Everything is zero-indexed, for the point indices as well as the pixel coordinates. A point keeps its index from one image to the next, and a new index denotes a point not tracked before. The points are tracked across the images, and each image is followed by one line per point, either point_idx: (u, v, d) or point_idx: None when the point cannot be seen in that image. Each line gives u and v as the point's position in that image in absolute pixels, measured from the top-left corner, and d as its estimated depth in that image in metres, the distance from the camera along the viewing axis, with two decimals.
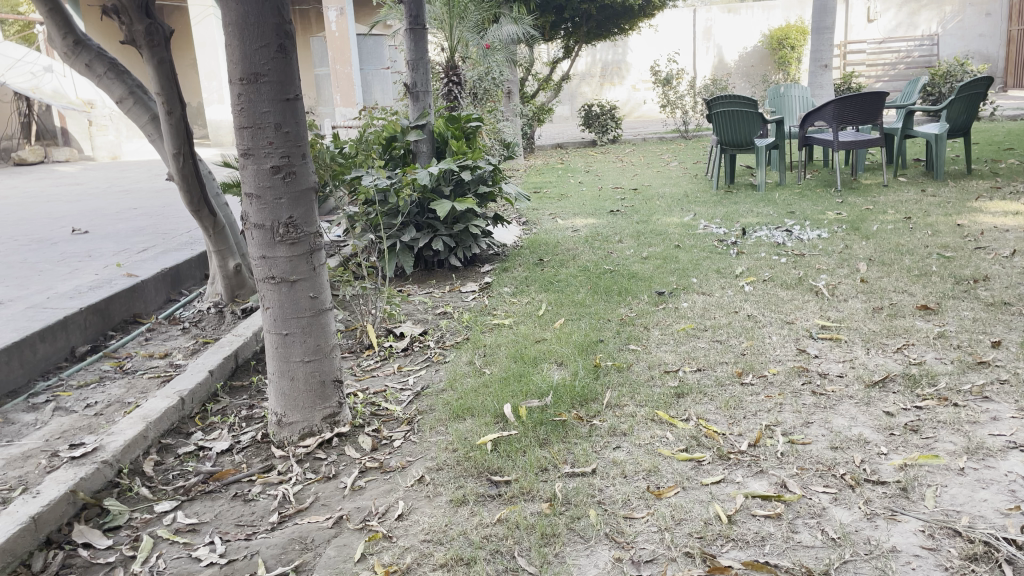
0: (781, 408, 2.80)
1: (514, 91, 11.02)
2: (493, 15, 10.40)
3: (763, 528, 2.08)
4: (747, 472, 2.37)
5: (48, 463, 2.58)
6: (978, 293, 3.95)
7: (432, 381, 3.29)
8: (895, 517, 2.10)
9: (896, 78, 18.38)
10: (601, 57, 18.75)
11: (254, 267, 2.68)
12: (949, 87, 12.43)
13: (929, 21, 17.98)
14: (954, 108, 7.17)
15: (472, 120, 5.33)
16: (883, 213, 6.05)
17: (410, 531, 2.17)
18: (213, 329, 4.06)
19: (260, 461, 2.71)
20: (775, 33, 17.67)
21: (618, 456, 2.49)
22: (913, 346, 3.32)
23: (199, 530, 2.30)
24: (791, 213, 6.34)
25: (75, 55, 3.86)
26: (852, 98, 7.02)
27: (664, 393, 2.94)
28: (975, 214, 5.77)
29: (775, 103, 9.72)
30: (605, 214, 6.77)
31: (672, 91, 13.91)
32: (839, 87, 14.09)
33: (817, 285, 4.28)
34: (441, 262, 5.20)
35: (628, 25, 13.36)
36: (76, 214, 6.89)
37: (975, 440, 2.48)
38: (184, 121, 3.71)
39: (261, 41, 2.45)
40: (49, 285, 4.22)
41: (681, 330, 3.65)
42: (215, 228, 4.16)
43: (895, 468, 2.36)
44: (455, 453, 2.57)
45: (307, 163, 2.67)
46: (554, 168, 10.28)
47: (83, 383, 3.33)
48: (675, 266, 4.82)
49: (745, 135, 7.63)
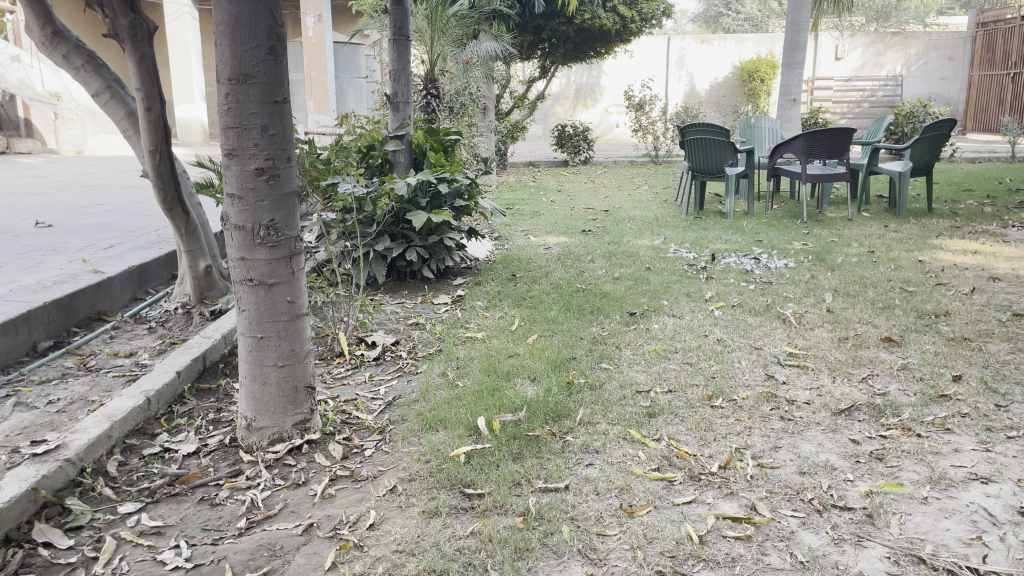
0: (750, 432, 2.84)
1: (490, 107, 11.08)
2: (473, 31, 10.46)
3: (733, 550, 2.11)
4: (717, 494, 2.40)
5: (8, 459, 2.51)
6: (939, 327, 4.06)
7: (404, 391, 3.27)
8: (861, 543, 2.15)
9: (861, 116, 18.81)
10: (575, 80, 18.98)
11: (232, 268, 2.65)
12: (912, 127, 12.80)
13: (894, 62, 18.52)
14: (918, 147, 7.36)
15: (451, 133, 5.37)
16: (848, 246, 6.18)
17: (382, 541, 2.15)
18: (180, 330, 3.99)
19: (228, 465, 2.66)
20: (746, 66, 18.03)
21: (590, 472, 2.50)
22: (877, 376, 3.40)
23: (164, 533, 2.26)
24: (759, 241, 6.46)
25: (52, 46, 3.78)
26: (822, 132, 7.18)
27: (637, 413, 2.96)
28: (936, 251, 5.93)
29: (746, 133, 9.89)
30: (577, 233, 6.83)
31: (644, 116, 14.06)
32: (807, 122, 14.42)
33: (785, 312, 4.36)
34: (414, 273, 5.20)
35: (605, 49, 13.53)
36: (40, 207, 6.75)
37: (938, 470, 2.54)
38: (163, 118, 3.66)
39: (253, 42, 2.44)
40: (11, 277, 4.12)
41: (652, 351, 3.69)
42: (187, 228, 4.10)
43: (861, 494, 2.40)
44: (428, 464, 2.56)
45: (291, 167, 2.66)
46: (527, 185, 10.35)
47: (45, 379, 3.25)
48: (647, 288, 4.87)
49: (716, 162, 7.74)
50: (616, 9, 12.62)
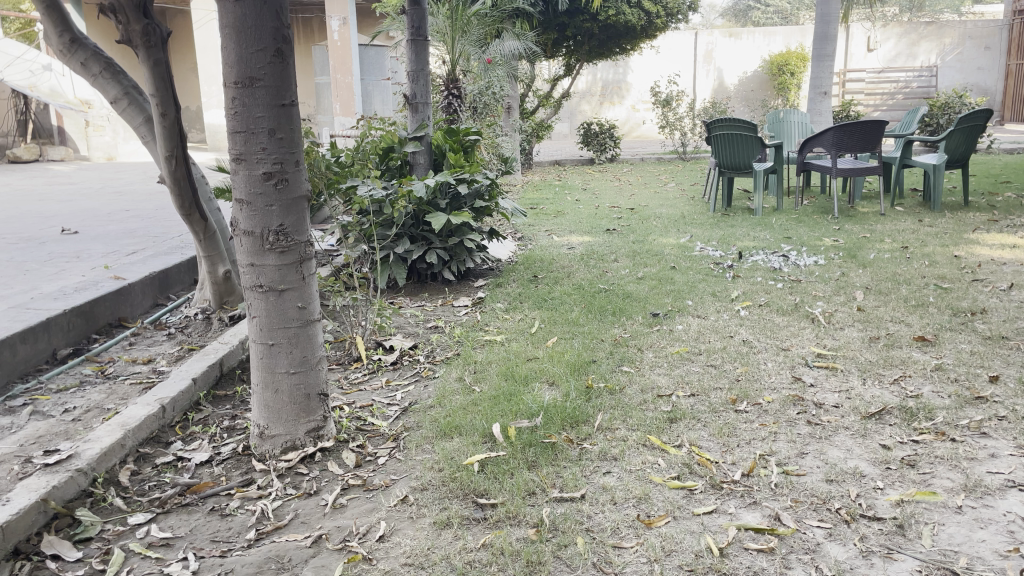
0: (775, 437, 2.74)
1: (513, 106, 11.03)
2: (496, 30, 10.39)
3: (755, 563, 2.02)
4: (740, 504, 2.31)
5: (21, 469, 2.49)
6: (975, 326, 3.92)
7: (420, 397, 3.22)
8: (891, 555, 2.05)
9: (895, 108, 18.41)
10: (602, 76, 18.83)
11: (242, 274, 2.61)
12: (947, 118, 12.49)
13: (929, 51, 18.11)
14: (952, 139, 7.16)
15: (471, 133, 5.32)
16: (880, 242, 6.02)
17: (391, 553, 2.10)
18: (199, 336, 3.98)
19: (240, 474, 2.63)
20: (775, 59, 17.77)
21: (608, 481, 2.43)
22: (910, 377, 3.27)
23: (173, 545, 2.22)
24: (787, 238, 6.31)
25: (70, 53, 3.79)
26: (853, 125, 6.99)
27: (657, 418, 2.88)
28: (972, 246, 5.75)
29: (774, 128, 9.72)
30: (601, 232, 6.74)
31: (671, 112, 13.88)
32: (838, 116, 14.16)
33: (813, 311, 4.23)
34: (435, 275, 5.16)
35: (630, 45, 13.39)
36: (67, 214, 6.82)
37: (973, 478, 2.42)
38: (178, 123, 3.64)
39: (259, 45, 2.40)
40: (34, 285, 4.14)
41: (675, 353, 3.59)
42: (206, 233, 4.08)
43: (891, 503, 2.29)
44: (441, 473, 2.51)
45: (301, 171, 2.61)
46: (552, 185, 10.28)
47: (62, 388, 3.25)
48: (671, 287, 4.77)
49: (743, 158, 7.60)
50: (641, 5, 12.48)
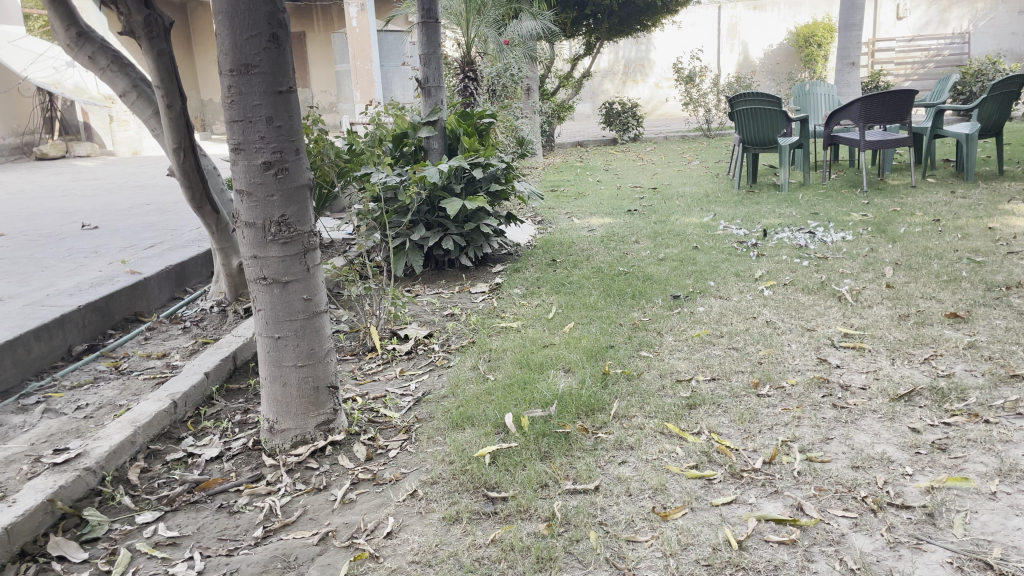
0: (799, 422, 2.64)
1: (533, 88, 10.75)
2: (513, 11, 10.24)
3: (776, 556, 1.93)
4: (760, 493, 2.22)
5: (30, 469, 2.47)
6: (1009, 301, 3.77)
7: (434, 387, 3.16)
8: (920, 546, 1.95)
9: (926, 77, 17.93)
10: (624, 54, 18.52)
11: (246, 267, 2.56)
12: (980, 86, 12.12)
13: (960, 18, 17.62)
14: (985, 106, 6.91)
15: (485, 116, 5.23)
16: (911, 215, 5.84)
17: (398, 551, 2.04)
18: (215, 329, 3.95)
19: (250, 470, 2.59)
20: (801, 31, 17.42)
21: (623, 472, 2.35)
22: (941, 356, 3.14)
23: (180, 544, 2.18)
24: (815, 214, 6.15)
25: (78, 47, 3.76)
26: (881, 96, 6.78)
27: (676, 404, 2.79)
28: (1007, 217, 5.55)
29: (800, 101, 9.50)
30: (622, 214, 6.63)
31: (695, 88, 13.63)
32: (868, 86, 13.83)
33: (840, 290, 4.10)
34: (453, 262, 5.10)
35: (651, 22, 13.17)
36: (89, 209, 6.84)
37: (1008, 462, 2.31)
38: (184, 114, 3.60)
39: (253, 30, 2.32)
40: (50, 282, 4.14)
41: (696, 336, 3.49)
42: (218, 225, 4.04)
43: (921, 490, 2.19)
44: (452, 465, 2.45)
45: (301, 158, 2.54)
46: (573, 166, 10.14)
47: (77, 384, 3.24)
48: (693, 268, 4.66)
49: (767, 134, 7.43)
50: None
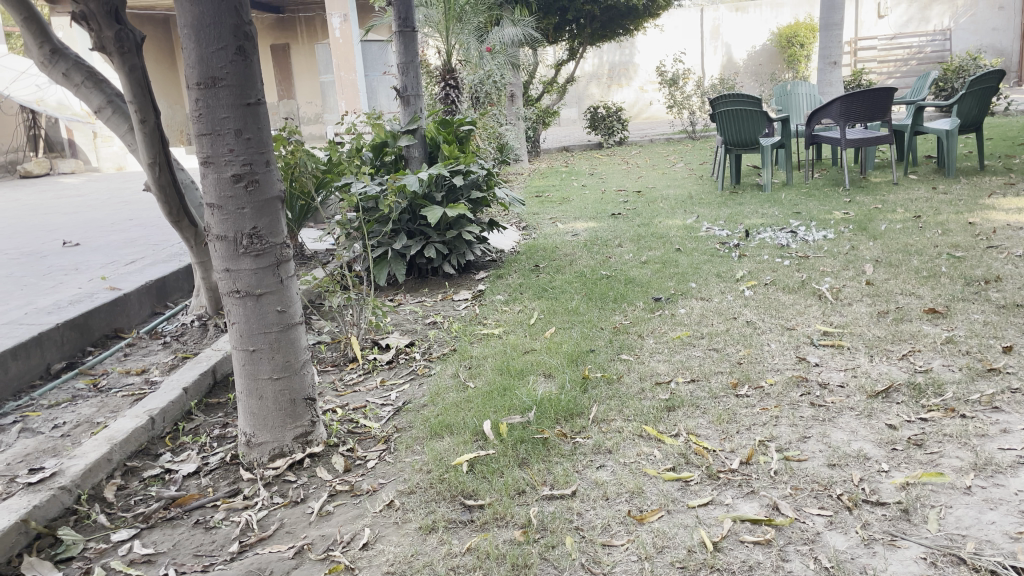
0: (777, 421, 2.64)
1: (517, 94, 10.72)
2: (494, 18, 10.27)
3: (751, 557, 1.93)
4: (737, 494, 2.22)
5: (5, 489, 2.46)
6: (988, 295, 3.78)
7: (414, 396, 3.16)
8: (894, 542, 1.95)
9: (909, 74, 18.03)
10: (608, 59, 18.55)
11: (219, 280, 2.54)
12: (961, 82, 12.19)
13: (941, 15, 17.72)
14: (965, 101, 6.94)
15: (465, 124, 5.25)
16: (892, 212, 5.86)
17: (374, 562, 2.04)
18: (195, 343, 3.93)
19: (227, 484, 2.58)
20: (784, 31, 17.60)
21: (600, 476, 2.35)
22: (919, 352, 3.15)
23: (155, 561, 2.17)
24: (797, 213, 6.17)
25: (52, 65, 3.71)
26: (861, 94, 6.79)
27: (655, 407, 2.79)
28: (987, 211, 5.58)
29: (782, 102, 9.54)
30: (606, 217, 6.64)
31: (679, 91, 13.66)
32: (850, 85, 13.91)
33: (821, 288, 4.11)
34: (436, 270, 5.10)
35: (634, 26, 13.22)
36: (71, 226, 6.82)
37: (983, 456, 2.31)
38: (159, 129, 3.59)
39: (219, 43, 2.32)
40: (29, 300, 4.12)
41: (676, 338, 3.50)
42: (196, 239, 4.02)
43: (896, 487, 2.19)
44: (429, 475, 2.44)
45: (272, 171, 2.53)
46: (558, 171, 10.16)
47: (54, 403, 3.22)
48: (675, 270, 4.66)
49: (749, 135, 7.46)
50: None
